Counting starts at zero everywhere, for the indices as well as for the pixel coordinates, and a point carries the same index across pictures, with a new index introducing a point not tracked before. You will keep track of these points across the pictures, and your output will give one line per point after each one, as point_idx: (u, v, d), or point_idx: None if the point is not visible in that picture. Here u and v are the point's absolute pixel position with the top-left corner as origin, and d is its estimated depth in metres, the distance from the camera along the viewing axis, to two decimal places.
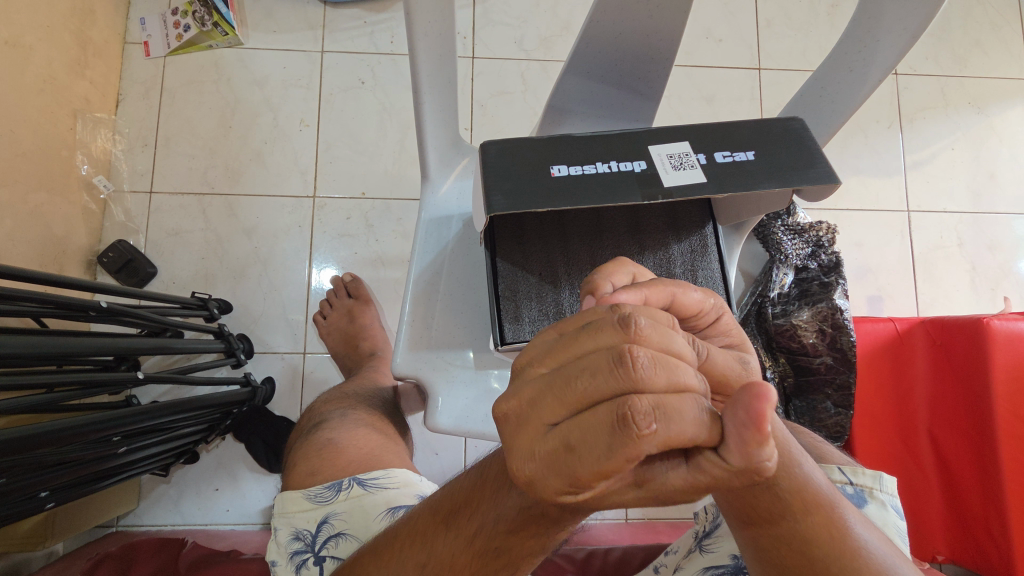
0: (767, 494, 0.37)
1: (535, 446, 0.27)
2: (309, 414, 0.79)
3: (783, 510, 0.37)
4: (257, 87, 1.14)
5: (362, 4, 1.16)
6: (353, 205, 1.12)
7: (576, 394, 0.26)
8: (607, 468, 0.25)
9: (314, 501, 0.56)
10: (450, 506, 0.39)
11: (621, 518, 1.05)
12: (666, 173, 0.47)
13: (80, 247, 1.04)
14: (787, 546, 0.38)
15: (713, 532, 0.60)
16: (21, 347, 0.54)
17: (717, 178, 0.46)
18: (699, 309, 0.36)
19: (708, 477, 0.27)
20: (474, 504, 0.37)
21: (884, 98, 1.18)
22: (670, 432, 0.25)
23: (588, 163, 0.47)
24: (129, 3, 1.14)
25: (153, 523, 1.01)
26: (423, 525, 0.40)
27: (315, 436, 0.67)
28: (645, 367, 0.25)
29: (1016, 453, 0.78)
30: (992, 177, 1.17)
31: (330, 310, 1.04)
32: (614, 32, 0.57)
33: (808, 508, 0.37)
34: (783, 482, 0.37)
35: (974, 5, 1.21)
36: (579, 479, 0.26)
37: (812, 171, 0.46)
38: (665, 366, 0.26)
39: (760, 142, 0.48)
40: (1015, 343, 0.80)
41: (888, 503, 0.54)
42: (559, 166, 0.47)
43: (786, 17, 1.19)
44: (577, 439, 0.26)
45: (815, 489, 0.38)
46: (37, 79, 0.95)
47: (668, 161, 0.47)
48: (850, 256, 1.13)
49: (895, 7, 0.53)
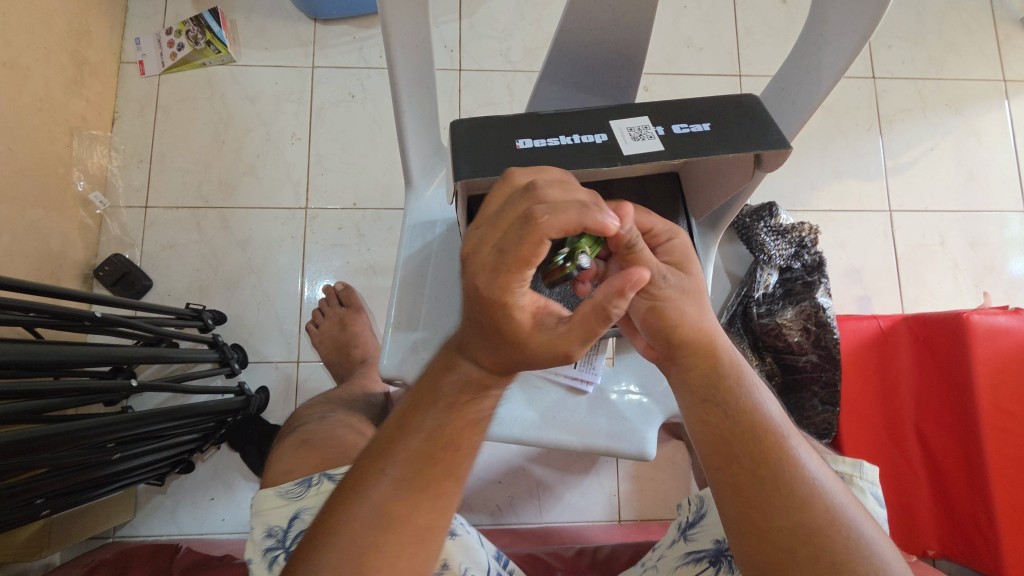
0: (717, 413, 0.51)
1: (483, 259, 0.37)
2: (297, 414, 0.81)
3: (734, 427, 0.50)
4: (250, 103, 1.16)
5: (351, 21, 1.19)
6: (344, 215, 1.14)
7: (505, 223, 0.37)
8: (529, 253, 0.35)
9: (286, 497, 0.58)
10: (397, 422, 0.45)
11: (614, 520, 1.05)
12: (625, 143, 0.49)
13: (76, 261, 1.06)
14: (739, 466, 0.49)
15: (697, 522, 0.64)
16: (16, 353, 0.55)
17: (673, 146, 0.48)
18: (652, 230, 0.49)
19: (580, 322, 0.40)
20: (419, 407, 0.44)
21: (863, 102, 1.21)
22: (562, 220, 0.35)
23: (553, 136, 0.49)
24: (125, 24, 1.17)
25: (149, 534, 1.02)
26: (378, 445, 0.45)
27: (295, 439, 0.71)
28: (546, 188, 0.36)
29: (1001, 445, 0.79)
30: (972, 176, 1.19)
31: (322, 318, 1.06)
32: (585, 40, 0.60)
33: (757, 433, 0.50)
34: (733, 402, 0.50)
35: (947, 10, 1.24)
36: (517, 282, 0.37)
37: (764, 138, 0.48)
38: (557, 188, 0.36)
39: (716, 115, 0.50)
40: (994, 335, 0.82)
41: (867, 490, 0.59)
42: (524, 140, 0.49)
43: (765, 25, 1.22)
44: (506, 246, 0.36)
45: (765, 422, 0.50)
46: (34, 98, 0.97)
47: (627, 133, 0.49)
48: (835, 256, 1.15)
49: (842, 13, 0.55)
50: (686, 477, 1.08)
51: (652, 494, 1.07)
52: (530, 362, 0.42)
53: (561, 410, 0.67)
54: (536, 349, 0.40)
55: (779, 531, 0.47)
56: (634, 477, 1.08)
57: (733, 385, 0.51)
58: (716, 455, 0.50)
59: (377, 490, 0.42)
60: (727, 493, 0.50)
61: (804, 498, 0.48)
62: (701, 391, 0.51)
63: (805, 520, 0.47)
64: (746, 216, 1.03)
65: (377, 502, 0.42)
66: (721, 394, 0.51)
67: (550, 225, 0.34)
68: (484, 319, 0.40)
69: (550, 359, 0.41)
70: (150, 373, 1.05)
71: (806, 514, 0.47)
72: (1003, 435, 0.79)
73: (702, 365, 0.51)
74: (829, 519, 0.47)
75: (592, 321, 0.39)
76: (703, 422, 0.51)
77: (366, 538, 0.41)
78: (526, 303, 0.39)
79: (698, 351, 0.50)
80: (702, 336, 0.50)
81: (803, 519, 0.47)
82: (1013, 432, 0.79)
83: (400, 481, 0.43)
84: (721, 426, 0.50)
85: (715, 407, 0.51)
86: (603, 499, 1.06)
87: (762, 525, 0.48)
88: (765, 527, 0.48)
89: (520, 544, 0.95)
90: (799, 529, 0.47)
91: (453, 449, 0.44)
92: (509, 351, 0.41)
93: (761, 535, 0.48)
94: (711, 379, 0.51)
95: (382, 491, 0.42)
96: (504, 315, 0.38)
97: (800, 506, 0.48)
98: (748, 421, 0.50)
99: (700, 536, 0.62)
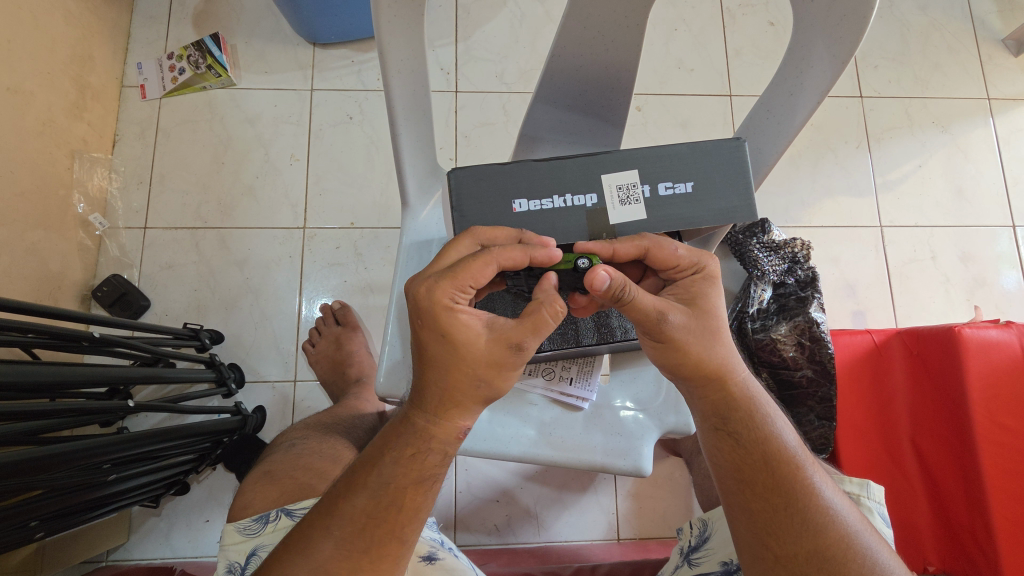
0: (729, 440, 0.51)
1: (425, 276, 0.45)
2: (280, 438, 0.86)
3: (748, 456, 0.51)
4: (249, 125, 1.18)
5: (350, 45, 1.22)
6: (342, 234, 1.15)
7: (449, 257, 0.47)
8: (475, 271, 0.45)
9: (244, 534, 0.64)
10: (347, 480, 0.50)
11: (614, 539, 1.05)
12: (614, 208, 0.52)
13: (74, 282, 1.06)
14: (752, 493, 0.50)
15: (701, 545, 0.65)
16: (14, 374, 0.55)
17: (657, 212, 0.53)
18: (678, 262, 0.50)
19: (533, 316, 0.45)
20: (372, 462, 0.49)
21: (851, 121, 1.23)
22: (505, 252, 0.46)
23: (546, 196, 0.53)
24: (127, 49, 1.20)
25: (142, 557, 1.00)
26: (330, 503, 0.50)
27: (258, 469, 0.76)
28: (483, 229, 0.49)
29: (996, 459, 0.80)
30: (961, 192, 1.21)
31: (319, 338, 1.06)
32: (575, 65, 0.62)
33: (769, 461, 0.50)
34: (744, 430, 0.51)
35: (931, 31, 1.27)
36: (455, 289, 0.44)
37: (738, 202, 0.53)
38: (497, 233, 0.49)
39: (697, 175, 0.53)
40: (985, 350, 0.83)
41: (874, 509, 0.59)
42: (519, 201, 0.53)
43: (754, 47, 1.24)
44: (457, 267, 0.44)
45: (778, 448, 0.51)
46: (36, 122, 0.99)
47: (617, 194, 0.52)
48: (828, 271, 1.17)
49: (823, 39, 0.52)
50: (685, 494, 1.08)
51: (651, 511, 1.07)
52: (477, 381, 0.46)
53: (555, 427, 0.67)
54: (481, 361, 0.45)
55: (794, 557, 0.49)
56: (633, 494, 1.07)
57: (748, 413, 0.51)
58: (732, 483, 0.51)
59: (323, 547, 0.48)
60: (743, 519, 0.51)
61: (818, 526, 0.49)
62: (712, 419, 0.52)
63: (819, 547, 0.48)
64: (738, 232, 1.02)
65: (322, 557, 0.48)
66: (733, 423, 0.51)
67: (495, 251, 0.45)
68: (425, 333, 0.45)
69: (497, 371, 0.46)
70: (147, 393, 1.06)
71: (821, 540, 0.48)
72: (998, 449, 0.80)
73: (713, 394, 0.51)
74: (844, 547, 0.48)
75: (532, 328, 0.45)
76: (718, 448, 0.52)
77: None
78: (467, 309, 0.45)
79: (711, 381, 0.51)
80: (714, 368, 0.50)
81: (818, 544, 0.48)
82: (1008, 446, 0.79)
83: (344, 540, 0.48)
84: (735, 454, 0.51)
85: (728, 435, 0.51)
86: (602, 518, 1.06)
87: (778, 551, 0.49)
88: (780, 553, 0.49)
89: (518, 563, 0.94)
90: (814, 557, 0.48)
91: (396, 509, 0.48)
92: (453, 382, 0.46)
93: (776, 560, 0.49)
94: (725, 408, 0.51)
95: (328, 548, 0.48)
96: (449, 319, 0.44)
97: (816, 533, 0.49)
98: (763, 450, 0.50)
99: (705, 560, 0.63)
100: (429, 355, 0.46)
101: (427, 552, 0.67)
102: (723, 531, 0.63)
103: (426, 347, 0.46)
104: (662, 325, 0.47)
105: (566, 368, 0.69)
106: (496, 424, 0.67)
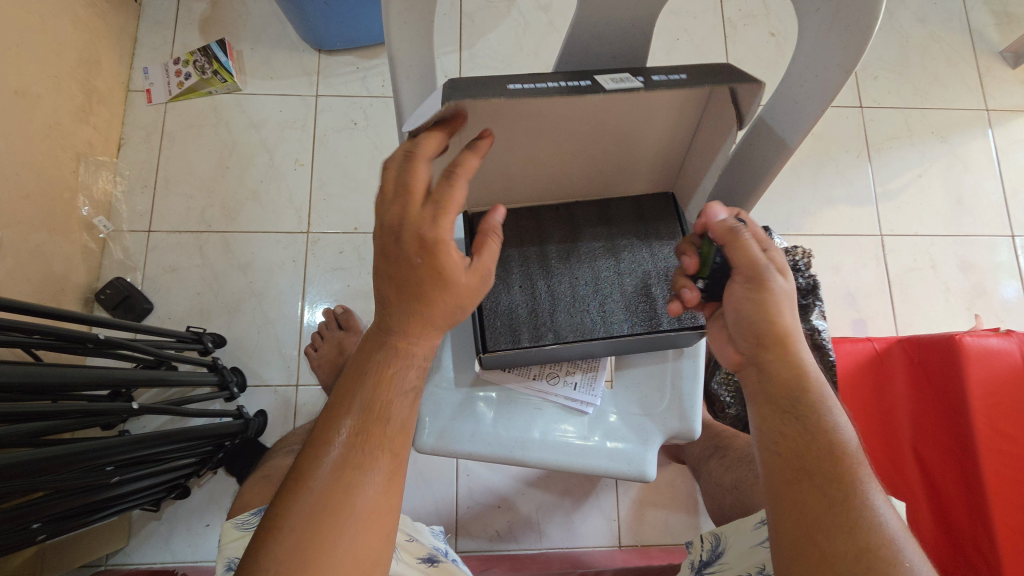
0: (791, 421, 0.49)
1: (418, 216, 0.42)
2: (281, 442, 0.86)
3: (805, 442, 0.48)
4: (254, 130, 1.19)
5: (355, 52, 1.23)
6: (345, 239, 1.15)
7: (416, 185, 0.42)
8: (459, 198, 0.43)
9: (242, 529, 0.65)
10: (326, 415, 0.46)
11: (615, 545, 1.04)
12: (608, 85, 0.44)
13: (78, 285, 1.06)
14: (804, 481, 0.47)
15: (713, 561, 0.65)
16: (20, 376, 0.56)
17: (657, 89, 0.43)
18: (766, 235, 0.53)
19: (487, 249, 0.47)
20: (349, 389, 0.46)
21: (852, 131, 1.25)
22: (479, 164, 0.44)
23: (538, 80, 0.44)
24: (134, 54, 1.21)
25: (142, 561, 1.00)
26: (317, 438, 0.45)
27: (261, 474, 0.76)
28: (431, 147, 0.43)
29: (997, 466, 0.80)
30: (961, 202, 1.22)
31: (321, 342, 1.05)
32: None
33: (828, 449, 0.47)
34: (809, 415, 0.49)
35: (930, 43, 1.29)
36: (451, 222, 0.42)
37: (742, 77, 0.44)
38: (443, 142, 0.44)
39: (695, 68, 0.46)
40: (986, 357, 0.83)
41: None
42: (513, 83, 0.43)
43: (755, 57, 1.26)
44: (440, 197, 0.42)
45: (837, 439, 0.48)
46: (43, 125, 0.99)
47: (610, 79, 0.44)
48: (829, 279, 1.17)
49: (824, 47, 0.52)
50: (687, 499, 1.08)
51: (654, 519, 1.06)
52: (456, 309, 0.46)
53: (564, 433, 0.67)
54: (464, 292, 0.45)
55: (843, 555, 0.44)
56: (635, 500, 1.07)
57: (813, 398, 0.49)
58: (784, 468, 0.48)
59: (321, 476, 0.43)
60: (791, 510, 0.47)
61: (856, 522, 0.45)
62: (776, 401, 0.50)
63: (871, 549, 0.43)
64: None
65: (323, 486, 0.43)
66: (796, 406, 0.49)
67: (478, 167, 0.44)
68: (424, 273, 0.42)
69: (474, 299, 0.46)
70: (149, 395, 1.06)
71: (873, 542, 0.44)
72: (999, 458, 0.80)
73: (784, 373, 0.50)
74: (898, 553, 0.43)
75: (491, 257, 0.47)
76: (776, 430, 0.49)
77: (320, 524, 0.42)
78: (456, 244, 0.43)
79: (782, 357, 0.50)
80: (786, 341, 0.50)
81: (870, 546, 0.44)
82: (1010, 453, 0.80)
83: (342, 466, 0.44)
84: (792, 436, 0.48)
85: (790, 418, 0.49)
86: (604, 524, 1.05)
87: (825, 549, 0.44)
88: (828, 549, 0.44)
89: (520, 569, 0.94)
90: (864, 558, 0.43)
91: (386, 419, 0.46)
92: (432, 305, 0.44)
93: (824, 558, 0.44)
94: (791, 389, 0.49)
95: (327, 476, 0.43)
96: (443, 256, 0.42)
97: (869, 535, 0.44)
98: (821, 437, 0.48)
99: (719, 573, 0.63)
100: (409, 286, 0.43)
101: (427, 555, 0.68)
102: (737, 547, 0.64)
103: (406, 273, 0.43)
104: (764, 274, 0.50)
105: (570, 372, 0.69)
106: (501, 427, 0.67)
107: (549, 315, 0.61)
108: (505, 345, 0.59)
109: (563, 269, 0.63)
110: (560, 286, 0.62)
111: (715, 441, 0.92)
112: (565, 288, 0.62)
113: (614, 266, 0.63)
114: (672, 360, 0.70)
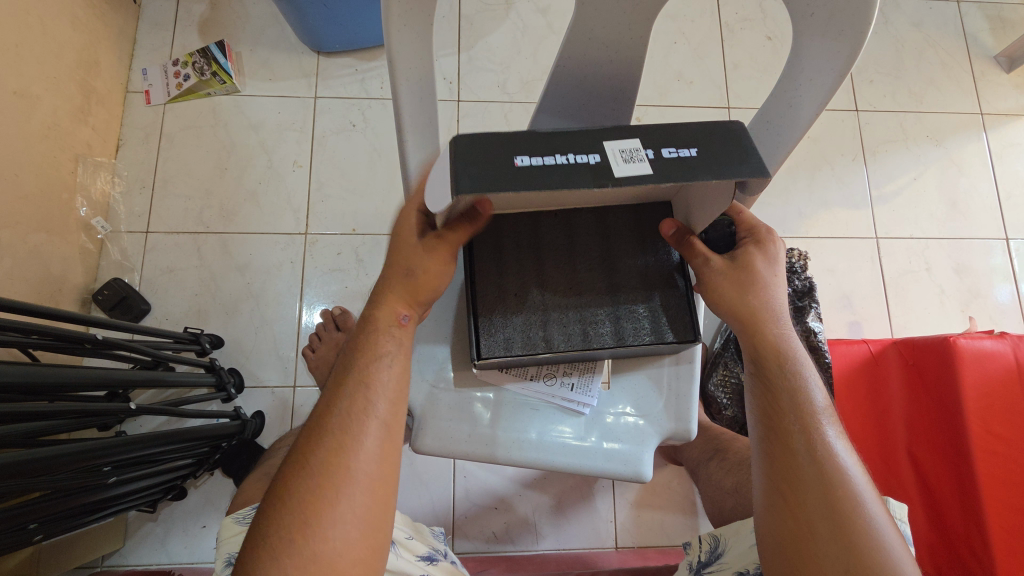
0: (771, 386, 0.55)
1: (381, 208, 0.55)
2: (280, 442, 0.86)
3: (782, 406, 0.54)
4: (253, 131, 1.19)
5: (353, 54, 1.24)
6: (343, 241, 1.16)
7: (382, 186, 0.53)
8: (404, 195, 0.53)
9: (243, 524, 0.65)
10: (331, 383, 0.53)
11: (613, 546, 1.05)
12: (618, 166, 0.44)
13: (76, 285, 1.06)
14: (779, 438, 0.53)
15: (713, 562, 0.66)
16: (19, 376, 0.56)
17: (663, 171, 0.44)
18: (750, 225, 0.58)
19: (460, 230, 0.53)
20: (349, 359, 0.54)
21: (848, 134, 1.25)
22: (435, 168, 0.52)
23: (548, 154, 0.45)
24: (133, 55, 1.21)
25: (138, 562, 1.00)
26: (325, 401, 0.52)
27: (260, 472, 0.76)
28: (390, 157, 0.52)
29: (991, 466, 0.80)
30: (956, 205, 1.23)
31: (318, 343, 1.05)
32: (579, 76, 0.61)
33: (801, 413, 0.53)
34: (787, 382, 0.54)
35: (924, 47, 1.30)
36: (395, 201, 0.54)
37: (747, 162, 0.44)
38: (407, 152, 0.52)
39: (701, 137, 0.46)
40: (981, 359, 0.84)
41: None
42: (521, 157, 0.45)
43: (751, 60, 1.27)
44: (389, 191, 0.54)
45: (811, 406, 0.54)
46: (42, 126, 0.99)
47: (620, 155, 0.45)
48: (825, 282, 1.18)
49: (818, 49, 0.52)
50: (684, 500, 1.08)
51: (651, 520, 1.07)
52: (409, 266, 0.54)
53: (562, 434, 0.68)
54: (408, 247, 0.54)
55: (804, 502, 0.50)
56: (633, 502, 1.08)
57: (793, 369, 0.55)
58: (763, 427, 0.54)
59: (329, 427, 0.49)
60: (765, 462, 0.53)
61: (823, 469, 0.51)
62: (760, 369, 0.56)
63: (829, 499, 0.50)
64: None
65: (331, 436, 0.49)
66: (777, 374, 0.55)
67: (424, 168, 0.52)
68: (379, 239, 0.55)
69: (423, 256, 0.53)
70: (147, 396, 1.06)
71: (834, 493, 0.50)
72: (994, 459, 0.80)
73: (765, 346, 0.55)
74: (854, 505, 0.49)
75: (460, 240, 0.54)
76: (758, 395, 0.55)
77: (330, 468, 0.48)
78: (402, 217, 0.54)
79: (765, 332, 0.56)
80: (764, 320, 0.56)
81: (829, 496, 0.50)
82: (1003, 454, 0.80)
83: (345, 417, 0.50)
84: (771, 399, 0.54)
85: (770, 385, 0.55)
86: (601, 525, 1.06)
87: (791, 496, 0.51)
88: (792, 495, 0.51)
89: None
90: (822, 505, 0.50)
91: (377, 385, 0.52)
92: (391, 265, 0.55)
93: (788, 503, 0.51)
94: (772, 359, 0.55)
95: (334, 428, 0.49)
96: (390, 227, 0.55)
97: (829, 487, 0.50)
98: (797, 403, 0.54)
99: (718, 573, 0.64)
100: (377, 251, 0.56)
101: (429, 552, 0.69)
102: (737, 548, 0.64)
103: None
104: (711, 266, 0.57)
105: (567, 373, 0.69)
106: (498, 429, 0.67)
107: (545, 324, 0.62)
108: (499, 353, 0.60)
109: (558, 274, 0.63)
110: (555, 291, 0.63)
111: (714, 444, 0.92)
112: (561, 296, 0.62)
113: (606, 269, 0.63)
114: (670, 362, 0.70)
